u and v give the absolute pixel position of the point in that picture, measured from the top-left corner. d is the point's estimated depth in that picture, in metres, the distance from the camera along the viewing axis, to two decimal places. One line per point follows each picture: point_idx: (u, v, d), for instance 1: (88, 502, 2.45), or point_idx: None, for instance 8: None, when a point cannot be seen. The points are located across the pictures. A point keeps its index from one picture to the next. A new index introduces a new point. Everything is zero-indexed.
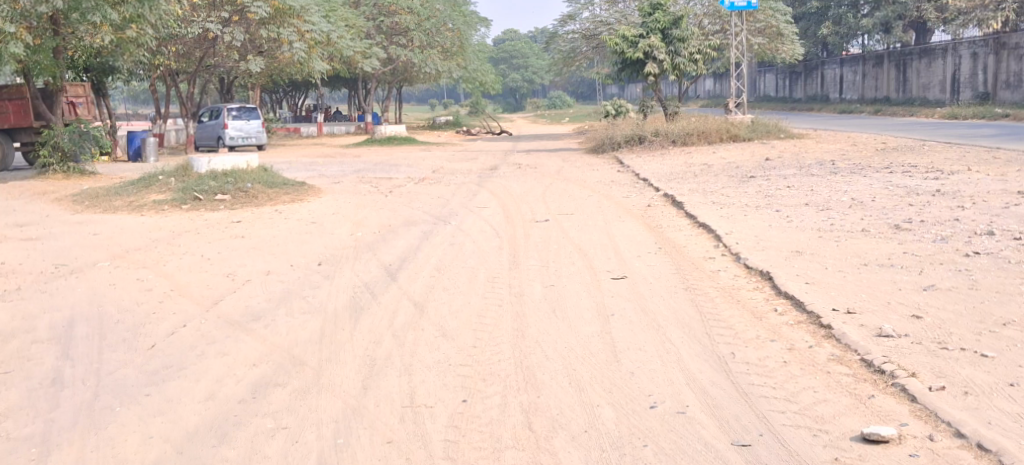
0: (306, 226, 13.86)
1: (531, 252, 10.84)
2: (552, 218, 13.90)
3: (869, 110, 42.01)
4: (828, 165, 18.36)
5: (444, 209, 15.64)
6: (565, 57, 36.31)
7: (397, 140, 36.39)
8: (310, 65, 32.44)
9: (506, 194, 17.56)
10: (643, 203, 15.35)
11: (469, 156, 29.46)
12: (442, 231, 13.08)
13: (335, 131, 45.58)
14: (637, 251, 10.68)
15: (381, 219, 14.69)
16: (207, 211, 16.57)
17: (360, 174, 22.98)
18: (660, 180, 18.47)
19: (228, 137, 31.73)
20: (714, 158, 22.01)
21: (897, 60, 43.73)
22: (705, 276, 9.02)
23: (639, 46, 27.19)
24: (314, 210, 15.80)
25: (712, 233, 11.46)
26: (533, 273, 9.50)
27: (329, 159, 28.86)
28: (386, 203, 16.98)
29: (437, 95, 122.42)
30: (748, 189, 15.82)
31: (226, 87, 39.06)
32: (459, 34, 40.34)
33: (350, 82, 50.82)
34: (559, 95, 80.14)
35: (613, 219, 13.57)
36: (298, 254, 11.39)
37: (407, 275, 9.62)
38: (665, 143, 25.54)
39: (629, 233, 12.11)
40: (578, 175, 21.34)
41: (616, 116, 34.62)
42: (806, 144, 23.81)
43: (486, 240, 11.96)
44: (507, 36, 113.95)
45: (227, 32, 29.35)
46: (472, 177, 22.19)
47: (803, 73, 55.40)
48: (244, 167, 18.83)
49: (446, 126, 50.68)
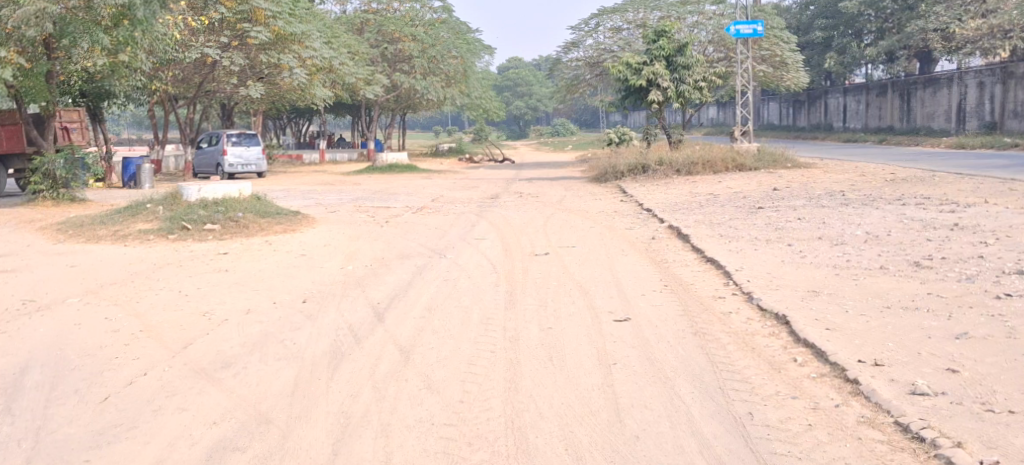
0: (294, 259, 13.21)
1: (529, 289, 10.17)
2: (552, 252, 13.24)
3: (874, 138, 41.43)
4: (840, 196, 17.70)
5: (441, 241, 14.99)
6: (568, 85, 35.78)
7: (398, 168, 35.82)
8: (310, 91, 31.87)
9: (505, 225, 16.91)
10: (648, 235, 14.69)
11: (470, 185, 28.84)
12: (437, 265, 12.43)
13: (337, 158, 44.98)
14: (642, 290, 10.01)
15: (373, 251, 14.05)
16: (194, 242, 15.93)
17: (357, 202, 22.36)
18: (665, 211, 17.84)
19: (226, 164, 31.13)
20: (720, 187, 21.36)
21: (900, 89, 43.18)
22: (715, 318, 8.36)
23: (642, 73, 26.69)
24: (304, 242, 15.16)
25: (721, 270, 10.78)
26: (531, 315, 8.84)
27: (328, 187, 28.27)
28: (381, 233, 16.35)
29: (441, 122, 122.01)
30: (756, 221, 15.17)
31: (227, 113, 38.56)
32: (462, 61, 39.85)
33: (353, 109, 50.33)
34: (563, 123, 79.60)
35: (616, 253, 12.90)
36: (282, 291, 10.74)
37: (395, 316, 8.96)
38: (669, 172, 24.91)
39: (633, 269, 11.45)
40: (581, 205, 20.70)
41: (620, 144, 34.05)
42: (815, 173, 23.16)
43: (482, 276, 11.29)
44: (512, 63, 113.73)
45: (227, 57, 28.74)
46: (472, 206, 21.58)
47: (806, 102, 54.87)
48: (236, 196, 18.08)
49: (450, 153, 50.06)
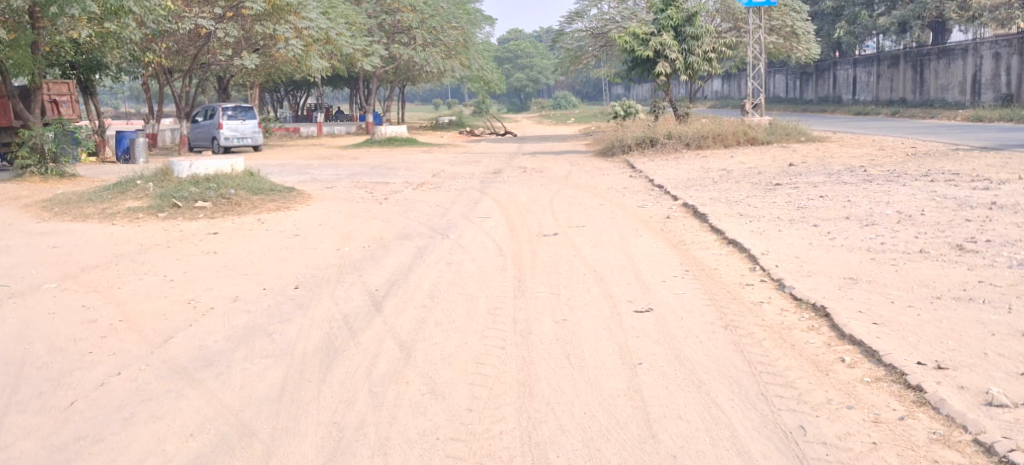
0: (288, 240, 12.46)
1: (539, 275, 9.46)
2: (561, 232, 12.50)
3: (886, 112, 40.60)
4: (860, 171, 16.98)
5: (443, 219, 14.25)
6: (572, 56, 34.95)
7: (398, 142, 35.04)
8: (307, 62, 31.03)
9: (511, 202, 16.19)
10: (662, 213, 13.97)
11: (472, 159, 28.09)
12: (440, 247, 11.69)
13: (335, 131, 44.18)
14: (661, 276, 9.29)
15: (371, 230, 13.31)
16: (184, 221, 15.18)
17: (355, 178, 21.58)
18: (676, 187, 17.12)
19: (222, 138, 30.31)
20: (732, 163, 20.62)
21: (913, 60, 42.31)
22: (745, 308, 7.66)
23: (650, 44, 25.79)
24: (300, 221, 14.42)
25: (745, 253, 10.06)
26: (543, 305, 8.13)
27: (327, 161, 27.52)
28: (380, 211, 15.59)
29: (440, 95, 120.87)
30: (776, 199, 14.46)
31: (222, 86, 37.72)
32: (462, 31, 38.94)
33: (352, 81, 49.44)
34: (565, 95, 78.63)
35: (629, 233, 12.16)
36: (274, 276, 10.01)
37: (394, 306, 8.26)
38: (678, 146, 24.15)
39: (649, 252, 10.72)
40: (587, 180, 19.95)
41: (625, 117, 33.24)
42: (830, 148, 22.44)
43: (488, 259, 10.57)
44: (511, 35, 112.41)
45: (221, 28, 27.89)
46: (475, 182, 20.84)
47: (814, 74, 53.95)
48: (229, 172, 17.43)
49: (450, 127, 49.24)
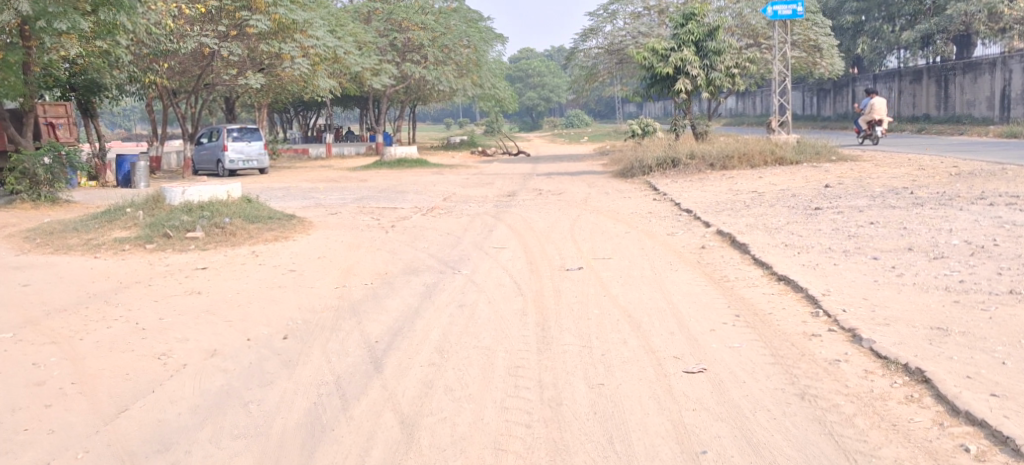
0: (281, 276, 11.15)
1: (567, 321, 8.14)
2: (587, 266, 11.16)
3: (910, 129, 39.27)
4: (907, 194, 15.63)
5: (454, 251, 12.97)
6: (587, 74, 33.71)
7: (408, 163, 33.79)
8: (314, 82, 29.84)
9: (528, 229, 14.90)
10: (695, 242, 12.65)
11: (486, 181, 26.81)
12: (450, 285, 10.37)
13: (344, 151, 42.89)
14: (708, 323, 7.94)
15: (376, 264, 12.02)
16: (174, 253, 13.90)
17: (362, 203, 20.31)
18: (706, 212, 15.80)
19: (227, 160, 29.12)
20: (763, 184, 19.30)
21: (937, 75, 41.04)
22: (821, 371, 6.33)
23: (670, 60, 24.49)
24: (299, 252, 13.14)
25: (802, 294, 8.70)
26: (573, 362, 6.82)
27: (334, 184, 26.31)
28: (387, 241, 14.27)
29: (452, 114, 119.82)
30: (821, 225, 13.13)
31: (228, 106, 36.53)
32: (474, 50, 37.77)
33: (362, 101, 48.27)
34: (577, 114, 77.31)
35: (664, 267, 10.81)
36: (260, 323, 8.70)
37: (398, 363, 6.97)
38: (701, 166, 22.86)
39: (690, 291, 9.35)
40: (607, 205, 18.62)
41: (643, 135, 31.94)
42: (865, 167, 21.09)
43: (506, 301, 9.25)
44: (522, 53, 111.21)
45: (225, 47, 26.67)
46: (488, 206, 19.57)
47: (832, 90, 52.60)
48: (225, 198, 16.14)
49: (462, 146, 48.00)
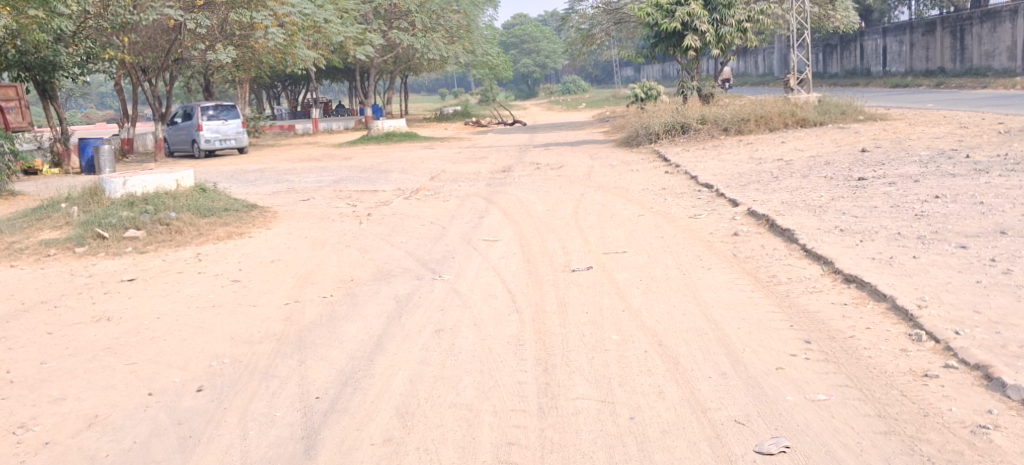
0: (221, 290, 9.01)
1: (579, 357, 6.05)
2: (595, 266, 9.03)
3: (926, 83, 37.03)
4: (962, 158, 13.48)
5: (437, 247, 10.82)
6: (583, 37, 31.45)
7: (396, 137, 31.61)
8: (291, 52, 27.46)
9: (524, 216, 12.74)
10: (726, 227, 10.51)
11: (479, 154, 24.61)
12: (429, 299, 8.24)
13: (332, 127, 40.63)
14: (768, 353, 5.85)
15: (340, 269, 9.87)
16: (106, 258, 11.76)
17: (339, 186, 18.15)
18: (730, 186, 13.66)
19: (202, 140, 26.83)
20: (787, 151, 17.18)
21: (952, 25, 38.67)
22: (959, 447, 4.54)
23: (676, 15, 22.21)
24: (252, 255, 10.99)
25: (887, 305, 6.61)
26: (591, 435, 4.87)
27: (314, 164, 24.16)
28: (358, 235, 12.10)
29: (448, 84, 117.40)
30: (874, 200, 10.98)
31: (205, 83, 34.25)
32: (465, 15, 35.85)
33: (349, 72, 45.96)
34: (574, 79, 74.89)
35: (692, 266, 8.70)
36: (173, 366, 6.62)
37: (342, 443, 5.04)
38: (714, 131, 20.69)
39: (734, 301, 7.23)
40: (614, 179, 16.46)
41: (647, 99, 29.66)
42: (899, 127, 18.93)
43: (497, 323, 7.11)
44: (515, 20, 108.41)
45: (192, 18, 24.27)
46: (480, 185, 17.44)
47: (837, 46, 50.13)
48: (174, 188, 13.98)
49: (455, 118, 45.78)
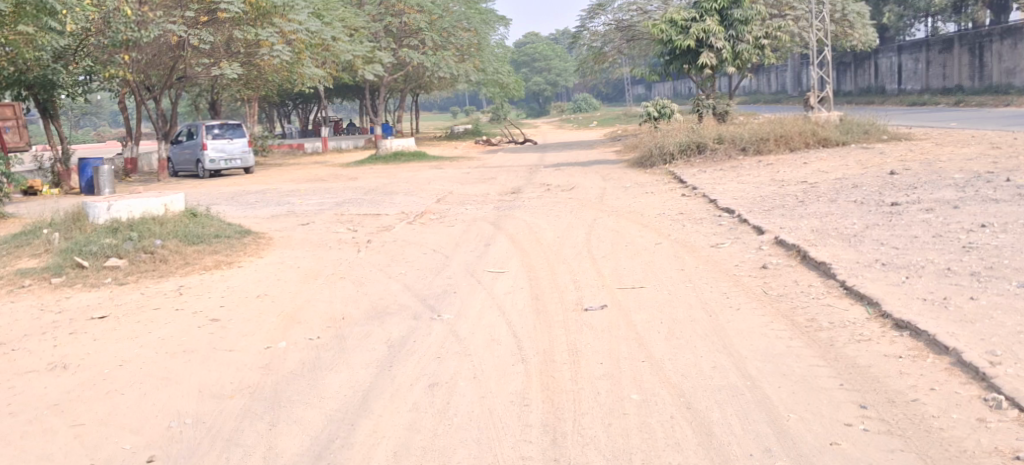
0: (195, 331, 8.15)
1: (594, 424, 5.23)
2: (611, 304, 8.14)
3: (944, 101, 36.09)
4: (1001, 182, 12.56)
5: (438, 280, 9.93)
6: (595, 54, 30.65)
7: (404, 156, 30.80)
8: (298, 70, 26.57)
9: (532, 243, 11.85)
10: (755, 259, 9.57)
11: (488, 175, 23.76)
12: (425, 343, 7.35)
13: (340, 145, 39.85)
14: (818, 424, 5.02)
15: (329, 306, 9.00)
16: (82, 290, 10.91)
17: (340, 209, 17.29)
18: (753, 211, 12.78)
19: (207, 160, 25.87)
20: (811, 172, 16.28)
21: (971, 42, 37.76)
22: None
23: (691, 31, 21.36)
24: (238, 288, 10.13)
25: (952, 359, 5.74)
26: None
27: (317, 185, 23.33)
28: (354, 265, 11.22)
29: (459, 102, 116.82)
30: (912, 228, 10.07)
31: (211, 101, 33.50)
32: (476, 33, 34.99)
33: (358, 90, 45.24)
34: (585, 97, 74.14)
35: (720, 305, 7.77)
36: (127, 430, 5.81)
37: None
38: (732, 151, 19.82)
39: (771, 350, 6.32)
40: (628, 203, 15.59)
41: (661, 117, 28.79)
42: (927, 147, 18.02)
43: (500, 376, 6.23)
44: (525, 39, 107.85)
45: (195, 34, 23.18)
46: (488, 208, 16.59)
47: (851, 64, 49.21)
48: (162, 212, 13.12)
49: (465, 136, 44.93)
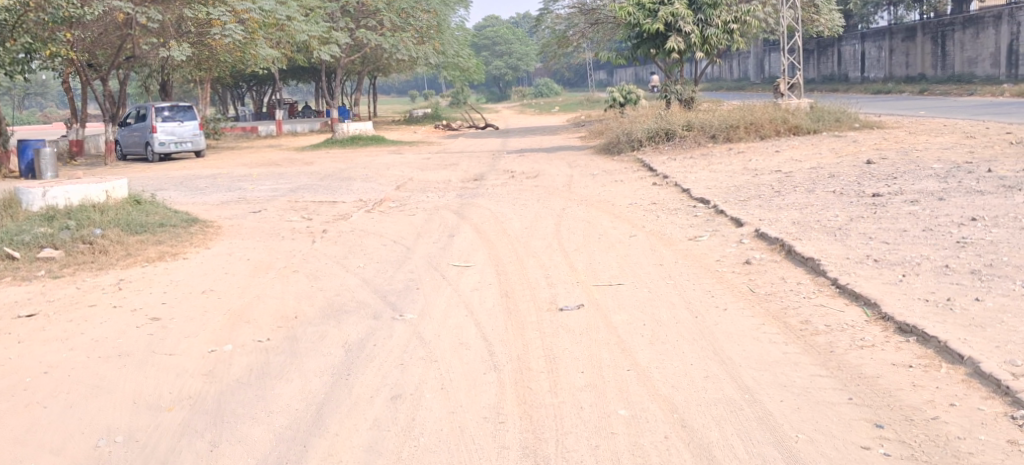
0: (132, 335, 7.58)
1: (578, 444, 4.87)
2: (587, 303, 7.59)
3: (908, 89, 35.88)
4: (983, 173, 12.14)
5: (399, 275, 9.32)
6: (558, 38, 30.04)
7: (363, 140, 30.04)
8: (252, 51, 25.70)
9: (499, 235, 11.25)
10: (736, 253, 9.05)
11: (449, 160, 23.11)
12: (386, 346, 6.78)
13: (297, 129, 38.99)
14: (829, 446, 4.68)
15: (282, 303, 8.37)
16: (13, 283, 10.19)
17: (295, 196, 16.60)
18: (728, 202, 12.27)
19: (157, 143, 24.94)
20: (784, 161, 15.81)
21: (933, 31, 37.62)
22: None
23: (659, 15, 20.78)
24: (182, 283, 9.46)
25: (967, 369, 5.30)
26: None
27: (272, 170, 22.56)
28: (309, 257, 10.57)
29: (418, 87, 115.66)
30: (899, 222, 9.58)
31: (162, 82, 32.50)
32: (435, 15, 34.25)
33: (315, 72, 44.29)
34: (546, 82, 73.51)
35: (704, 305, 7.23)
36: (49, 452, 5.40)
37: None
38: (700, 139, 19.33)
39: (765, 356, 5.81)
40: (596, 191, 15.03)
41: (626, 103, 28.25)
42: (900, 135, 17.63)
43: (470, 387, 5.70)
44: (486, 22, 106.81)
45: (143, 12, 22.25)
46: (450, 196, 15.97)
47: (814, 51, 48.98)
48: (102, 200, 12.39)
49: (424, 121, 44.16)
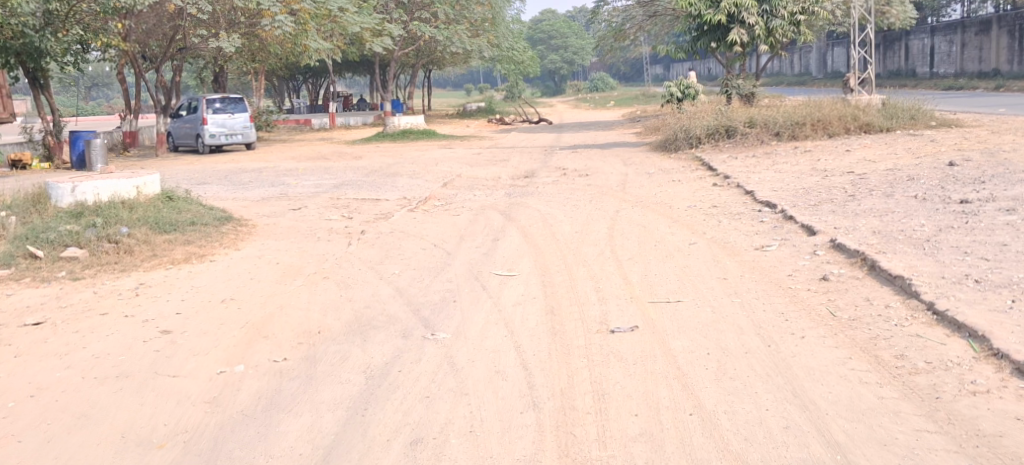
0: (136, 351, 6.81)
1: None
2: (643, 325, 6.65)
3: (983, 85, 34.30)
4: None
5: (436, 284, 8.49)
6: (615, 32, 29.01)
7: (414, 134, 29.31)
8: (303, 43, 25.02)
9: (547, 239, 10.36)
10: (814, 267, 8.04)
11: (501, 156, 22.26)
12: (412, 373, 5.93)
13: (350, 122, 38.41)
14: None
15: (304, 315, 7.58)
16: (31, 285, 9.51)
17: (338, 192, 15.84)
18: (798, 206, 11.27)
19: (207, 135, 24.30)
20: (857, 161, 14.74)
21: (1010, 24, 35.99)
22: None
23: (722, 6, 19.72)
24: (204, 290, 8.68)
25: None
26: None
27: (320, 163, 21.90)
28: (342, 262, 9.77)
29: (474, 80, 114.92)
30: (996, 233, 8.53)
31: (215, 75, 32.07)
32: (490, 7, 33.24)
33: (370, 65, 43.69)
34: (602, 76, 72.36)
35: (780, 332, 6.27)
36: None
37: None
38: (764, 136, 18.25)
39: (855, 405, 4.91)
40: (653, 191, 14.10)
41: (685, 98, 27.17)
42: (982, 135, 16.44)
43: (503, 437, 4.88)
44: (542, 15, 105.76)
45: (192, 3, 21.60)
46: (499, 194, 15.13)
47: (881, 46, 47.35)
48: (132, 196, 11.64)
49: (478, 115, 43.36)
